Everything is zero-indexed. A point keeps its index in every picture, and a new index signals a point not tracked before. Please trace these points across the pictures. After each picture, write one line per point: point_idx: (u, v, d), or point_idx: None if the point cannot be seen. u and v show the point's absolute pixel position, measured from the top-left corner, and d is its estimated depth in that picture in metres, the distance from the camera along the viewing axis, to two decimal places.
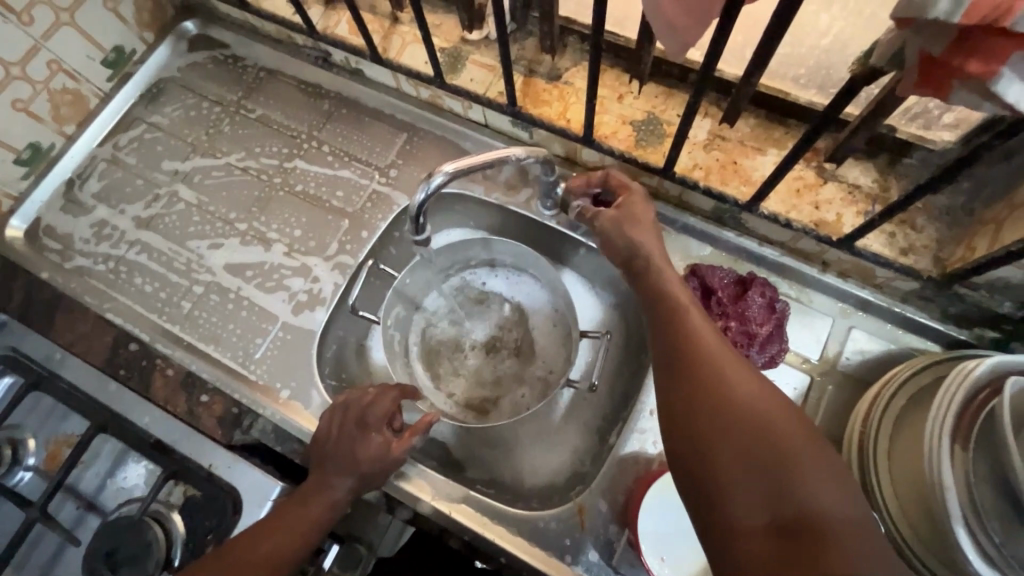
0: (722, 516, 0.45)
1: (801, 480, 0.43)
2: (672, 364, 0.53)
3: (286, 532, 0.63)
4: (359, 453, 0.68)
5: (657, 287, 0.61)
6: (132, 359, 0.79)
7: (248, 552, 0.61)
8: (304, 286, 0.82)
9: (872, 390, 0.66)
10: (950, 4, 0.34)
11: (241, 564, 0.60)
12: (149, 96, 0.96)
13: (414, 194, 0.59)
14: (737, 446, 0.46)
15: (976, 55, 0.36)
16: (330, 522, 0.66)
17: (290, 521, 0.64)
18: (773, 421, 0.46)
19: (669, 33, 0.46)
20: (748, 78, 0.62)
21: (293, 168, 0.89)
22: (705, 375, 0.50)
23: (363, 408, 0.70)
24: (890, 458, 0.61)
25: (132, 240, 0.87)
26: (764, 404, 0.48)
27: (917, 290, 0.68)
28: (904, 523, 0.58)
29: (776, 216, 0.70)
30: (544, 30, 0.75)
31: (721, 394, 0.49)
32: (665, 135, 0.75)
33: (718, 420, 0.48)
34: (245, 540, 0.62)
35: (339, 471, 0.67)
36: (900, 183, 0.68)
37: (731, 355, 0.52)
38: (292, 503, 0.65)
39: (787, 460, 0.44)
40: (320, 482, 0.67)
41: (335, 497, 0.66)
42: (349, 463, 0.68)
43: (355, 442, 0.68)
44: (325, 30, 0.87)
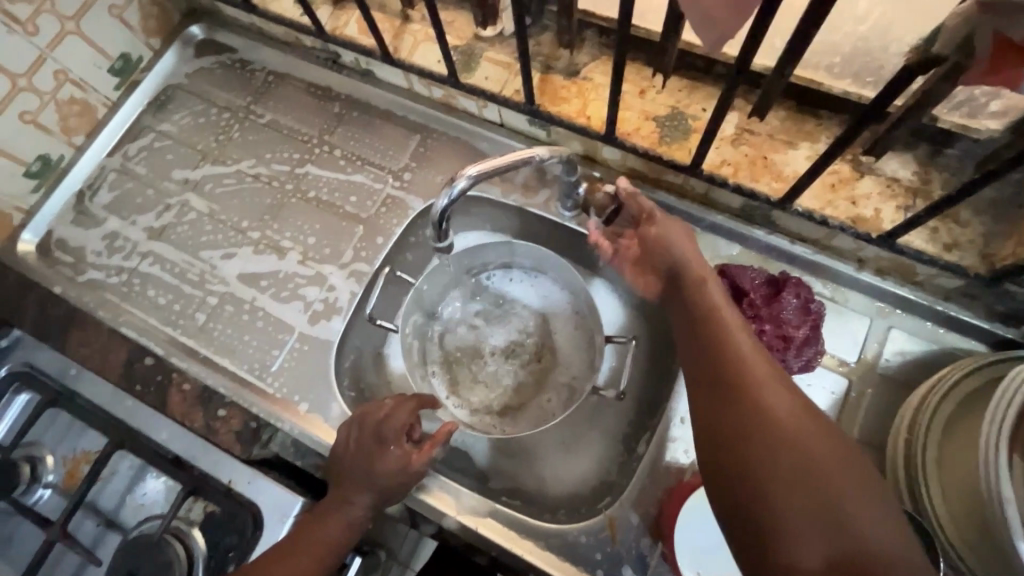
0: (768, 547, 0.44)
1: (855, 516, 0.42)
2: (715, 385, 0.51)
3: (310, 550, 0.61)
4: (380, 468, 0.66)
5: (695, 302, 0.58)
6: (148, 374, 0.77)
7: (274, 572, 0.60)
8: (319, 295, 0.80)
9: (917, 393, 0.63)
10: None
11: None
12: (157, 104, 0.95)
13: (436, 200, 0.57)
14: (786, 476, 0.45)
15: None
16: (353, 538, 0.64)
17: (313, 539, 0.62)
18: (825, 451, 0.45)
19: (704, 24, 0.43)
20: (781, 68, 0.58)
21: (305, 174, 0.87)
22: (753, 399, 0.49)
23: (383, 421, 0.68)
24: (940, 467, 0.58)
25: (144, 252, 0.86)
26: (813, 433, 0.46)
27: (962, 287, 0.64)
28: (956, 535, 0.55)
29: (810, 213, 0.66)
30: (562, 25, 0.72)
31: (770, 421, 0.47)
32: (690, 130, 0.72)
33: (769, 448, 0.46)
34: (268, 560, 0.61)
35: (360, 487, 0.66)
36: (941, 175, 0.65)
37: (774, 377, 0.50)
38: (314, 519, 0.64)
39: (838, 495, 0.43)
40: (342, 497, 0.65)
41: (358, 513, 0.65)
42: (371, 478, 0.66)
43: (376, 456, 0.66)
44: (334, 31, 0.85)
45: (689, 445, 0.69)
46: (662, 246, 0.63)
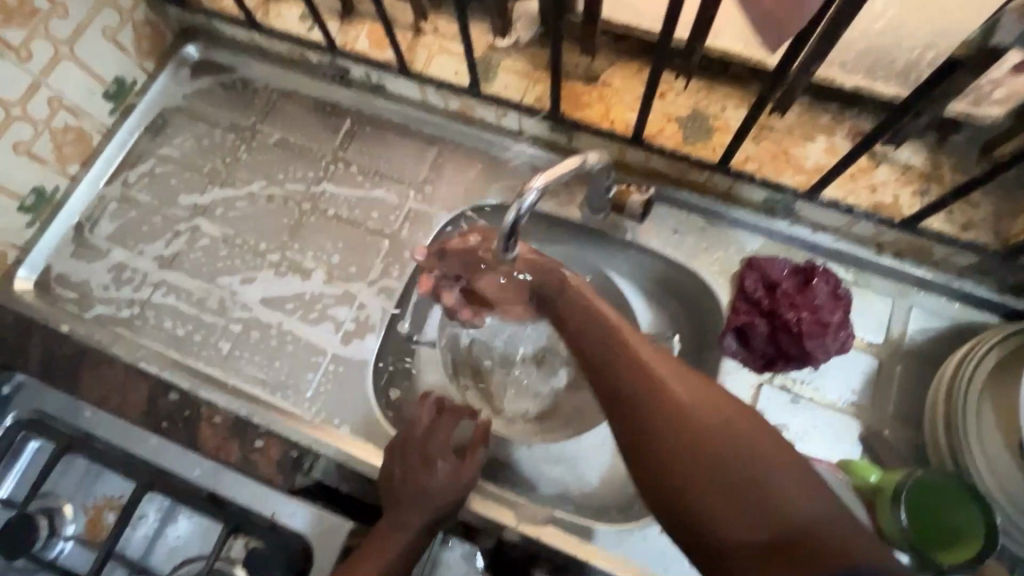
0: (704, 537, 0.44)
1: (773, 493, 0.43)
2: (616, 396, 0.51)
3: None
4: (423, 490, 0.64)
5: (579, 312, 0.59)
6: (172, 411, 0.74)
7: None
8: (350, 314, 0.78)
9: (947, 366, 0.67)
10: None
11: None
12: (154, 128, 0.91)
13: (505, 218, 0.54)
14: (699, 472, 0.45)
15: None
16: (409, 567, 0.62)
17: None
18: (731, 433, 0.46)
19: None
20: (806, 66, 0.62)
21: (322, 192, 0.85)
22: (657, 398, 0.49)
23: (421, 441, 0.68)
24: (979, 435, 0.61)
25: (156, 282, 0.82)
26: (717, 417, 0.47)
27: (977, 264, 0.69)
28: (1001, 497, 0.59)
29: (835, 203, 0.70)
30: (583, 32, 0.73)
31: (676, 414, 0.48)
32: (713, 129, 0.74)
33: (683, 443, 0.46)
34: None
35: (409, 512, 0.64)
36: (950, 160, 0.69)
37: (674, 371, 0.51)
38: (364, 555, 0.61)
39: (759, 484, 0.44)
40: (389, 524, 0.63)
41: (409, 539, 0.63)
42: (417, 500, 0.64)
43: (419, 476, 0.65)
44: (344, 46, 0.84)
45: None
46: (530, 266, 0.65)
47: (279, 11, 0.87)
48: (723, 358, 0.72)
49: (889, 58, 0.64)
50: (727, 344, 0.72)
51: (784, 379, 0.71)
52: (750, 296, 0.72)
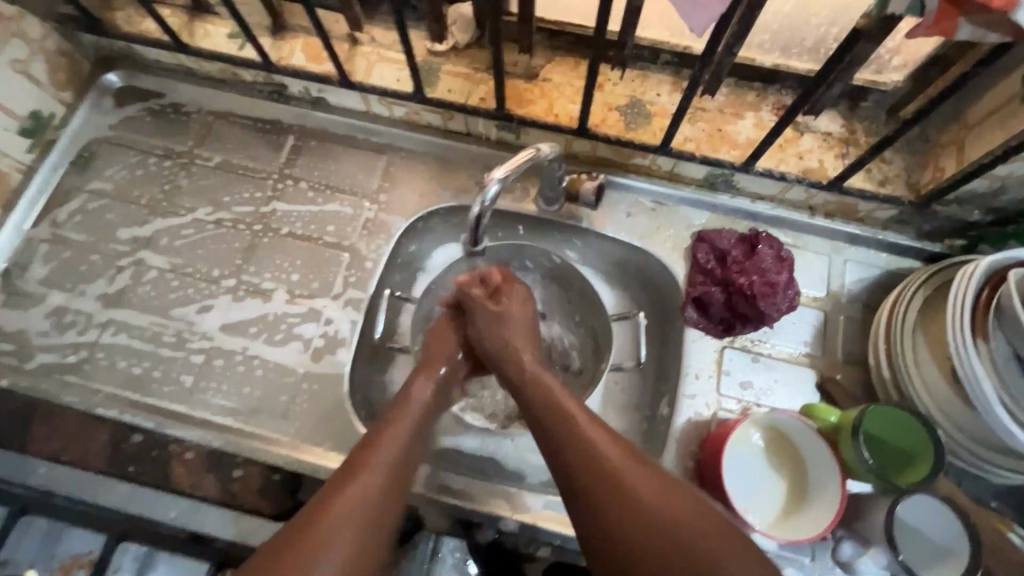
0: None
1: (705, 555, 0.49)
2: (565, 463, 0.57)
3: (358, 513, 0.53)
4: (409, 427, 0.61)
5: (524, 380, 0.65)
6: (141, 452, 0.69)
7: (321, 538, 0.50)
8: (317, 331, 0.77)
9: (885, 310, 0.73)
10: None
11: (319, 556, 0.49)
12: (81, 161, 0.86)
13: (471, 210, 0.60)
14: (642, 543, 0.51)
15: None
16: (398, 506, 0.56)
17: (353, 502, 0.53)
18: (661, 507, 0.52)
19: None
20: (728, 47, 0.66)
21: (272, 211, 0.83)
22: (597, 479, 0.54)
23: (408, 396, 0.65)
24: (919, 368, 0.67)
25: (102, 322, 0.77)
26: (650, 490, 0.53)
27: (896, 215, 0.76)
28: (944, 419, 0.66)
29: (769, 171, 0.75)
30: (519, 31, 0.76)
31: (616, 490, 0.53)
32: (651, 114, 0.78)
33: (623, 521, 0.52)
34: (312, 528, 0.51)
35: (395, 454, 0.58)
36: (863, 124, 0.76)
37: (610, 441, 0.57)
38: (349, 482, 0.55)
39: (692, 550, 0.50)
40: (371, 464, 0.57)
41: (396, 475, 0.57)
42: (404, 430, 0.61)
43: (407, 412, 0.63)
44: (279, 61, 0.82)
45: (707, 397, 0.73)
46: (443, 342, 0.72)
47: (206, 31, 0.84)
48: (686, 328, 0.77)
49: (801, 35, 0.70)
50: (688, 315, 0.76)
51: (743, 341, 0.76)
52: (704, 267, 0.77)
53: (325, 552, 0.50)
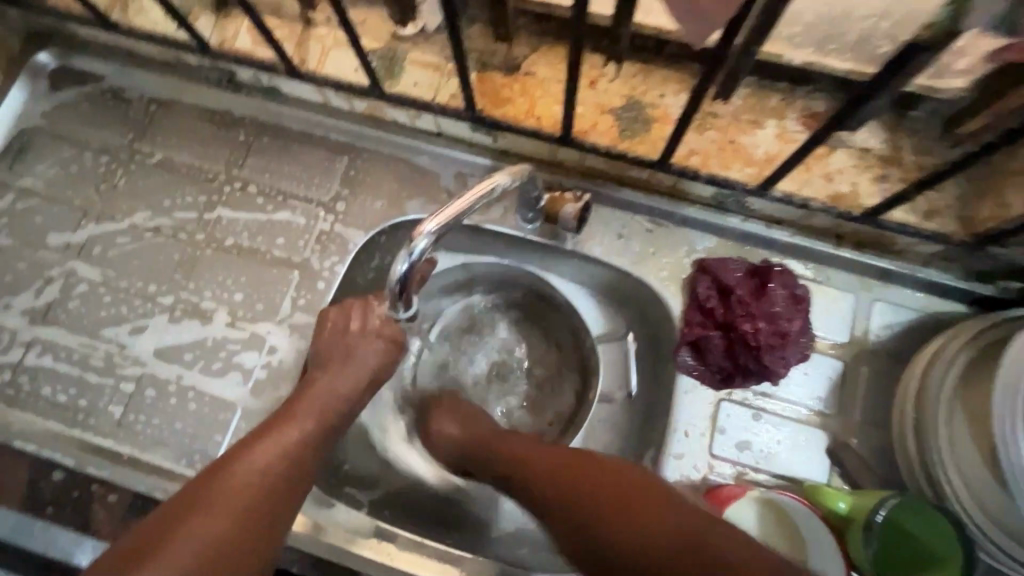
0: None
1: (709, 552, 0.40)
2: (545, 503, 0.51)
3: (244, 487, 0.47)
4: (317, 402, 0.56)
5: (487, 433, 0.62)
6: (59, 493, 0.64)
7: (200, 512, 0.44)
8: (259, 360, 0.68)
9: (915, 368, 0.62)
10: None
11: (193, 531, 0.43)
12: (11, 154, 0.77)
13: (395, 264, 0.52)
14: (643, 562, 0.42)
15: None
16: (295, 489, 0.51)
17: (241, 475, 0.48)
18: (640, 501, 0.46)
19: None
20: (748, 47, 0.53)
21: (216, 219, 0.74)
22: (574, 497, 0.49)
23: (318, 370, 0.60)
24: (951, 446, 0.56)
25: (27, 341, 0.70)
26: (629, 488, 0.47)
27: (942, 252, 0.63)
28: (976, 511, 0.55)
29: (790, 197, 0.62)
30: (495, 15, 0.63)
31: (591, 504, 0.47)
32: (651, 120, 0.65)
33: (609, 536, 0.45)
34: (193, 503, 0.45)
35: (296, 431, 0.53)
36: (911, 140, 0.62)
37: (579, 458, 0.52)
38: (239, 453, 0.49)
39: (697, 551, 0.41)
40: (266, 438, 0.51)
41: (295, 451, 0.52)
42: (311, 405, 0.56)
43: (315, 386, 0.58)
44: (222, 45, 0.71)
45: (697, 458, 0.63)
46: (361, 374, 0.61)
47: (140, 6, 0.73)
48: (678, 375, 0.66)
49: (841, 29, 0.56)
50: (682, 360, 0.65)
51: (744, 393, 0.65)
52: (704, 306, 0.65)
53: (201, 529, 0.43)
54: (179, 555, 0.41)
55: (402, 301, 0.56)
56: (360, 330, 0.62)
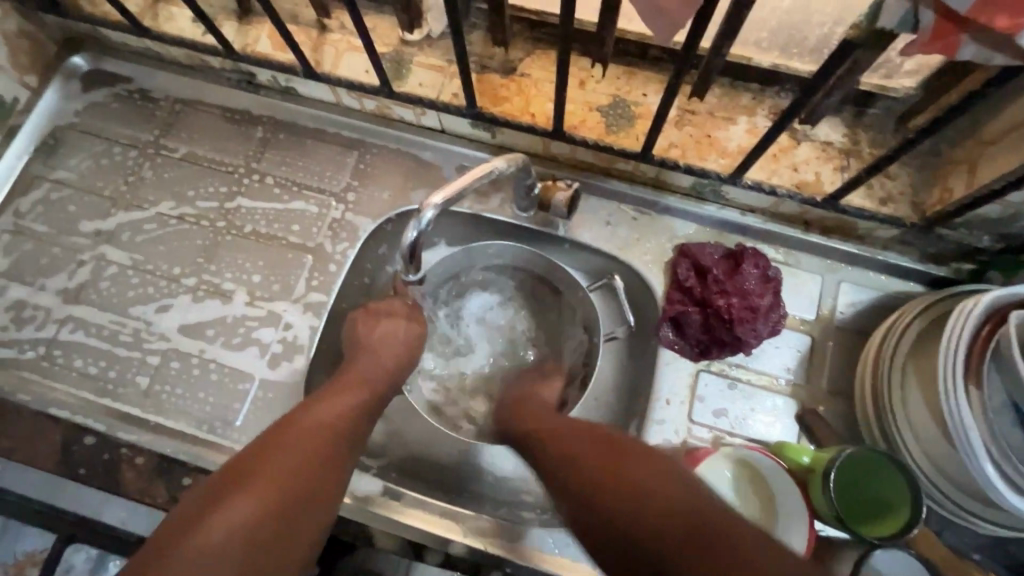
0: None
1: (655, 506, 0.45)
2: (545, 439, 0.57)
3: (314, 437, 0.53)
4: (365, 375, 0.62)
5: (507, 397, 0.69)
6: (93, 455, 0.68)
7: (279, 454, 0.50)
8: (276, 335, 0.74)
9: (877, 340, 0.68)
10: None
11: (274, 469, 0.49)
12: (45, 149, 0.84)
13: (405, 232, 0.58)
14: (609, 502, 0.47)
15: (1002, 12, 0.37)
16: (353, 444, 0.56)
17: (309, 428, 0.53)
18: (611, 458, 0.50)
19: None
20: (717, 49, 0.60)
21: (236, 207, 0.80)
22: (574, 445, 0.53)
23: (358, 351, 0.65)
24: (905, 408, 0.62)
25: (61, 318, 0.76)
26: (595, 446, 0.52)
27: (899, 236, 0.69)
28: (928, 465, 0.61)
29: (760, 185, 0.69)
30: (494, 22, 0.70)
31: (569, 452, 0.53)
32: (635, 117, 0.72)
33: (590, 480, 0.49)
34: (271, 447, 0.50)
35: (352, 395, 0.59)
36: (868, 134, 0.69)
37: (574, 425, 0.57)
38: (305, 409, 0.55)
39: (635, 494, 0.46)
40: (325, 399, 0.57)
41: (353, 411, 0.57)
42: (360, 376, 0.62)
43: (361, 361, 0.64)
44: (244, 49, 0.78)
45: (677, 424, 0.69)
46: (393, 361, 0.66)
47: (170, 13, 0.80)
48: (660, 349, 0.72)
49: (801, 34, 0.63)
50: (663, 334, 0.72)
51: (720, 365, 0.71)
52: (683, 284, 0.72)
53: (260, 490, 0.47)
54: (267, 488, 0.47)
55: (413, 267, 0.63)
56: (383, 331, 0.67)
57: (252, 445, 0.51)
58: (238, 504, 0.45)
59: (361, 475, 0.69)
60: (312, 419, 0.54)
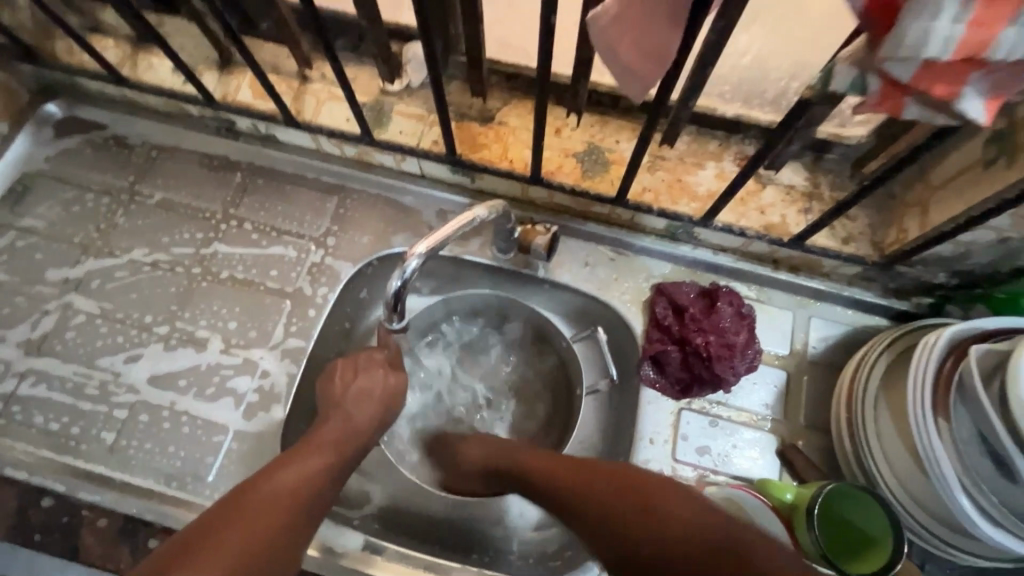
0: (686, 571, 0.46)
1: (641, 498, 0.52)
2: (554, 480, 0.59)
3: (276, 503, 0.51)
4: (332, 436, 0.60)
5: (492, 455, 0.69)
6: (49, 518, 0.65)
7: (239, 519, 0.47)
8: (252, 384, 0.72)
9: (848, 373, 0.70)
10: (939, 45, 0.29)
11: (234, 536, 0.46)
12: (13, 197, 0.82)
13: (390, 280, 0.58)
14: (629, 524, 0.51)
15: (943, 80, 0.33)
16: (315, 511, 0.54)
17: (272, 493, 0.51)
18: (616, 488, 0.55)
19: (606, 50, 0.43)
20: (686, 101, 0.63)
21: (213, 253, 0.79)
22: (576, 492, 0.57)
23: (330, 409, 0.64)
24: (880, 440, 0.64)
25: (21, 372, 0.72)
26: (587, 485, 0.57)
27: (862, 273, 0.73)
28: (904, 496, 0.62)
29: (729, 227, 0.72)
30: (472, 75, 0.73)
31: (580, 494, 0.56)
32: (609, 162, 0.75)
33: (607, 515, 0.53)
34: (227, 515, 0.48)
35: (317, 456, 0.57)
36: (827, 178, 0.73)
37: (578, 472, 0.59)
38: (267, 474, 0.53)
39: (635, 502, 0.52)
40: (288, 464, 0.55)
41: (318, 476, 0.55)
42: (328, 437, 0.60)
43: (330, 422, 0.62)
44: (224, 98, 0.79)
45: (662, 464, 0.70)
46: (364, 416, 0.64)
47: (150, 63, 0.81)
48: (642, 388, 0.73)
49: (761, 88, 0.67)
50: (644, 373, 0.73)
51: (701, 403, 0.72)
52: (661, 322, 0.73)
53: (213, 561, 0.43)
54: (223, 559, 0.44)
55: (396, 314, 0.63)
56: (362, 385, 0.66)
57: (206, 515, 0.48)
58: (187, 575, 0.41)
59: (342, 530, 0.66)
60: (274, 485, 0.52)
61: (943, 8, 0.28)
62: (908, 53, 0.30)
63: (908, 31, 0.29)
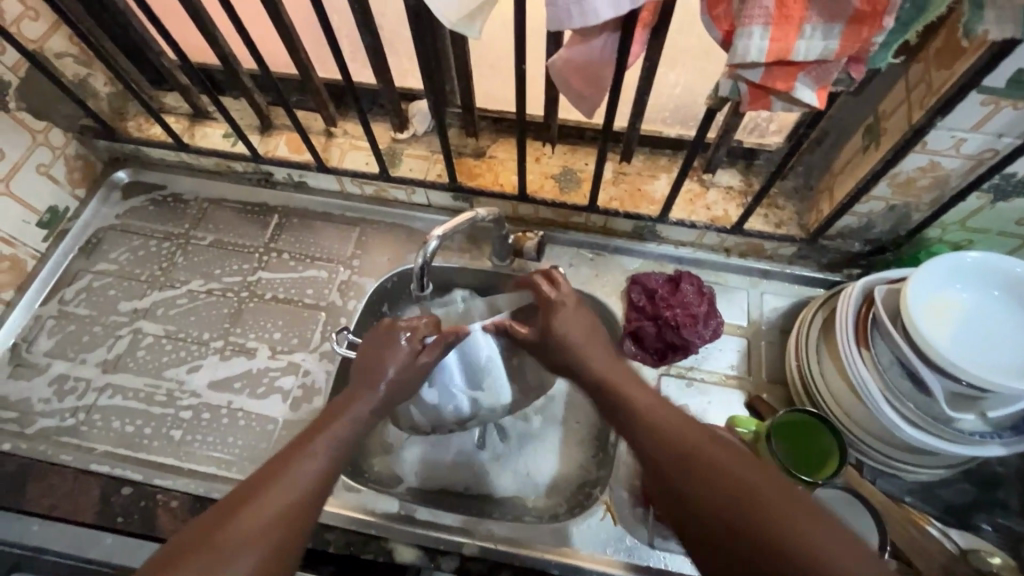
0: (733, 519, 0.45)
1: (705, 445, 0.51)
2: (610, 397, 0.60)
3: (289, 489, 0.53)
4: (346, 418, 0.62)
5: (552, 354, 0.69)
6: (128, 503, 0.76)
7: (278, 480, 0.54)
8: (296, 382, 0.85)
9: (793, 332, 0.84)
10: (757, 52, 0.46)
11: (267, 498, 0.52)
12: (89, 248, 0.98)
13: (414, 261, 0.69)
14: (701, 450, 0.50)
15: (780, 79, 0.49)
16: (328, 491, 0.56)
17: (311, 456, 0.57)
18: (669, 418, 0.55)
19: (562, 83, 0.61)
20: (632, 126, 0.80)
21: (257, 280, 0.94)
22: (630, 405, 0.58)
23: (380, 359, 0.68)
24: (824, 380, 0.77)
25: (100, 387, 0.85)
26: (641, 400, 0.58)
27: (796, 251, 0.88)
28: (849, 423, 0.74)
29: (683, 221, 0.88)
30: (466, 119, 0.92)
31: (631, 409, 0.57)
32: (581, 180, 0.92)
33: (668, 441, 0.52)
34: (267, 476, 0.54)
35: (332, 434, 0.59)
36: (758, 178, 0.90)
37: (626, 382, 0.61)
38: (307, 441, 0.58)
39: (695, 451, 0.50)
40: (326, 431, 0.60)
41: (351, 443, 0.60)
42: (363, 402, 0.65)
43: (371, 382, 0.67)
44: (267, 154, 0.97)
45: None
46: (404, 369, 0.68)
47: (204, 132, 1.00)
48: (625, 360, 0.86)
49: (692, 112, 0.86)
50: (626, 348, 0.86)
51: (677, 369, 0.85)
52: (636, 304, 0.88)
53: (249, 516, 0.50)
54: (252, 519, 0.50)
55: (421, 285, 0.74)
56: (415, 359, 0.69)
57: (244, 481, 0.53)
58: (232, 530, 0.49)
59: (380, 495, 0.77)
60: (306, 453, 0.57)
61: (754, 33, 0.45)
62: (741, 61, 0.46)
63: (738, 48, 0.46)
